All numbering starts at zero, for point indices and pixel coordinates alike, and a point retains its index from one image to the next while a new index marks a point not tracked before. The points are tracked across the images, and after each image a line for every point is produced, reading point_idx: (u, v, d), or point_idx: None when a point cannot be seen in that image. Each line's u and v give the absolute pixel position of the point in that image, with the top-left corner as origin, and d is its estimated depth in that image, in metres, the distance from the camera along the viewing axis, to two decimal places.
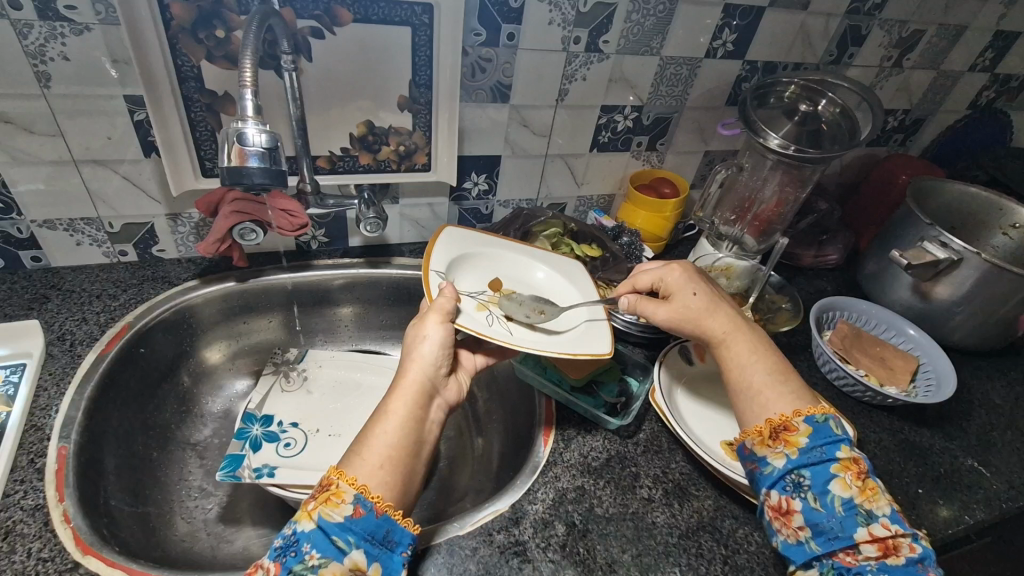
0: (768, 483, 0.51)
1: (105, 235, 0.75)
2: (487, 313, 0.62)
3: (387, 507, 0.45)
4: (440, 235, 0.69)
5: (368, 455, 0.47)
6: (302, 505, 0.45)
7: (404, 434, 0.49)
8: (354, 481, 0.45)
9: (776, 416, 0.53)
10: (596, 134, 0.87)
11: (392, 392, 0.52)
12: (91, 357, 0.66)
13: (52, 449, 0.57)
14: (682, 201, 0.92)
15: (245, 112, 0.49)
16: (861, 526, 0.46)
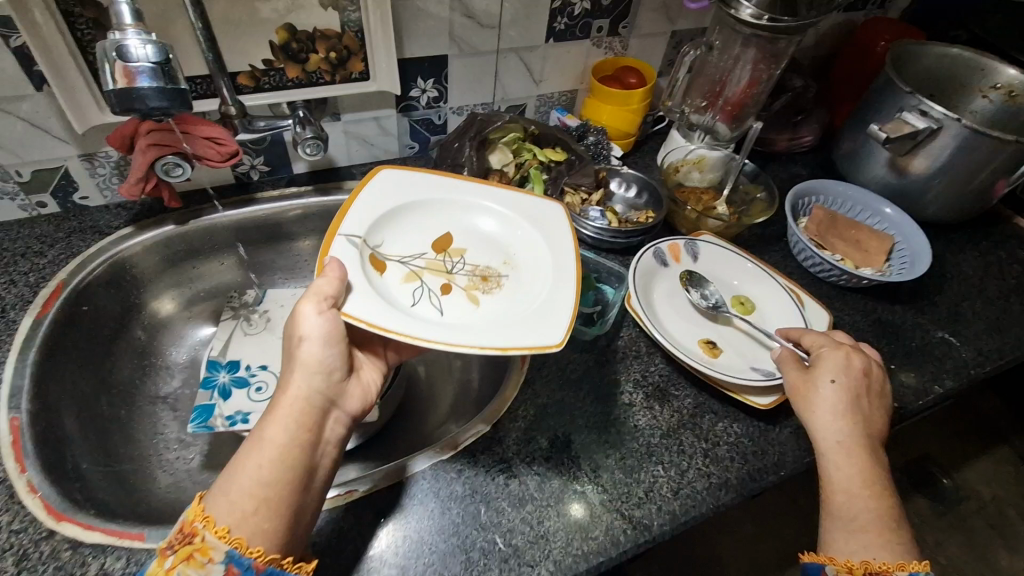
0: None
1: (14, 186, 0.67)
2: (414, 287, 0.58)
3: (268, 561, 0.41)
4: (368, 184, 0.60)
5: (238, 490, 0.42)
6: (159, 558, 0.40)
7: (283, 463, 0.44)
8: (220, 532, 0.40)
9: (877, 560, 0.47)
10: (551, 20, 0.78)
11: (270, 415, 0.46)
12: (27, 322, 0.61)
13: (3, 420, 0.54)
14: (649, 91, 0.85)
15: (122, 20, 0.44)
16: None
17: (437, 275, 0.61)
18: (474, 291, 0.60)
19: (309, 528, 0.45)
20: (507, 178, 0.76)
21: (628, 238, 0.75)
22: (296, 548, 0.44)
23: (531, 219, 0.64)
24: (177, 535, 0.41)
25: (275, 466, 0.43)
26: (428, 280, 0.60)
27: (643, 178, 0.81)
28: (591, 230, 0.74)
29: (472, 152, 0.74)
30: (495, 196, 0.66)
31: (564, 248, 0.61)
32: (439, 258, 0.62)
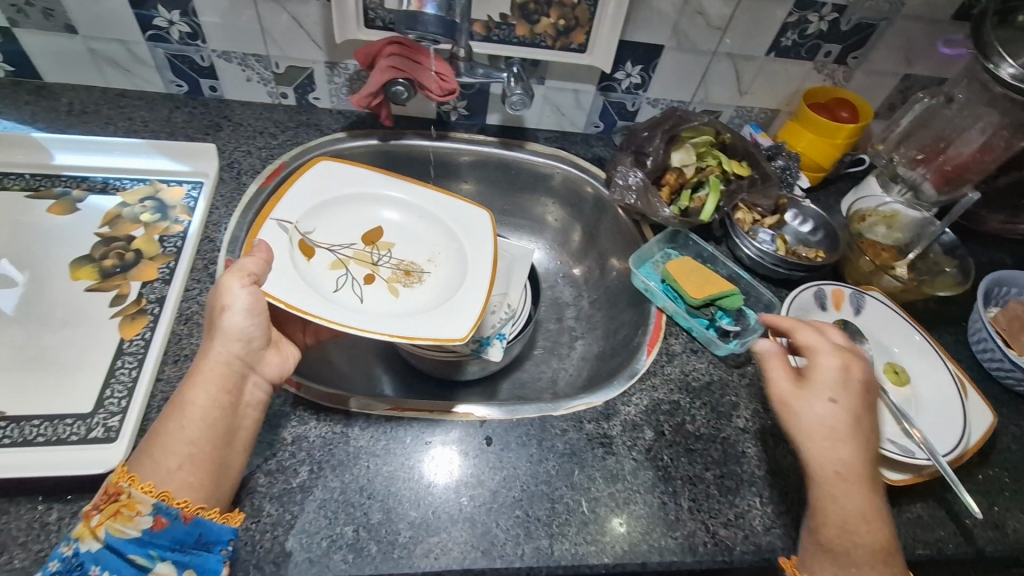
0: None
1: (271, 75, 0.79)
2: (339, 274, 0.66)
3: (197, 510, 0.42)
4: (304, 173, 0.68)
5: (162, 458, 0.43)
6: (84, 519, 0.41)
7: (211, 423, 0.44)
8: (150, 489, 0.41)
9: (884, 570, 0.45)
10: (779, 34, 0.76)
11: (192, 376, 0.46)
12: (253, 187, 0.73)
13: (221, 259, 0.65)
14: (860, 130, 0.80)
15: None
16: None
17: (363, 266, 0.69)
18: (395, 284, 0.68)
19: (236, 482, 0.47)
20: (682, 177, 0.76)
21: (791, 270, 0.72)
22: (223, 500, 0.45)
23: (438, 216, 0.73)
24: (102, 496, 0.42)
25: (207, 428, 0.44)
26: (352, 269, 0.67)
27: (823, 216, 0.78)
28: (754, 250, 0.72)
29: (661, 143, 0.75)
30: (434, 204, 0.74)
31: (484, 250, 0.70)
32: (367, 249, 0.70)
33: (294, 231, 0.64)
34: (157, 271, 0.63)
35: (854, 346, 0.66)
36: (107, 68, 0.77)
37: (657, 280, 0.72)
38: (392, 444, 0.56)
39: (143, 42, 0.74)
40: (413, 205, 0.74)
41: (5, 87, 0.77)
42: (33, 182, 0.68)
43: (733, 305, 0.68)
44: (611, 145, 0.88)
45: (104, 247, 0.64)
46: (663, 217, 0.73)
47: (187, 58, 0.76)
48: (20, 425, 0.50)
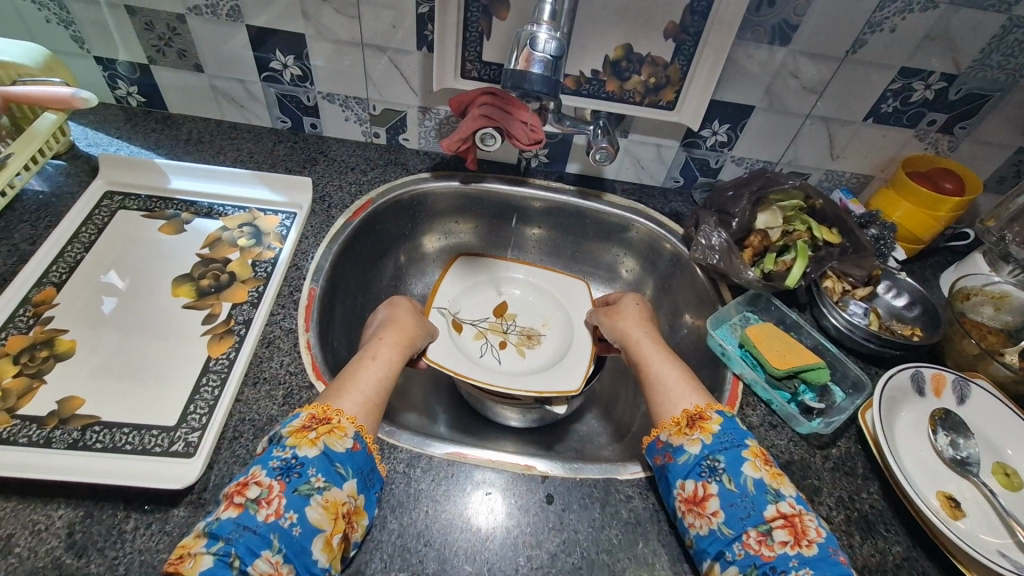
0: (682, 473, 0.53)
1: (367, 116, 0.84)
2: (482, 343, 0.79)
3: (379, 448, 0.49)
4: (450, 268, 0.83)
5: (349, 394, 0.52)
6: (300, 433, 0.46)
7: (389, 377, 0.56)
8: (353, 420, 0.49)
9: (692, 408, 0.57)
10: (880, 100, 0.73)
11: (375, 347, 0.59)
12: (341, 220, 0.76)
13: (306, 287, 0.68)
14: (967, 202, 0.75)
15: (543, 16, 0.50)
16: (771, 503, 0.49)
17: (497, 334, 0.81)
18: (522, 346, 0.79)
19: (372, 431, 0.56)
20: (767, 240, 0.73)
21: (884, 346, 0.67)
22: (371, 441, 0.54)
23: (552, 288, 0.85)
24: (309, 420, 0.47)
25: (382, 381, 0.55)
26: (490, 338, 0.80)
27: (921, 291, 0.73)
28: (842, 321, 0.68)
29: (747, 205, 0.73)
30: (550, 279, 0.86)
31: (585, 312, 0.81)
32: (498, 321, 0.83)
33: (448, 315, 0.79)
34: (247, 293, 0.66)
35: (958, 438, 0.60)
36: (224, 103, 0.85)
37: (735, 344, 0.69)
38: (453, 490, 0.55)
39: (258, 81, 0.81)
40: (533, 281, 0.86)
41: (136, 115, 0.86)
42: (149, 203, 0.75)
43: (818, 379, 0.64)
44: (691, 201, 0.87)
45: (203, 267, 0.68)
46: (745, 280, 0.70)
47: (295, 98, 0.82)
48: (112, 431, 0.53)
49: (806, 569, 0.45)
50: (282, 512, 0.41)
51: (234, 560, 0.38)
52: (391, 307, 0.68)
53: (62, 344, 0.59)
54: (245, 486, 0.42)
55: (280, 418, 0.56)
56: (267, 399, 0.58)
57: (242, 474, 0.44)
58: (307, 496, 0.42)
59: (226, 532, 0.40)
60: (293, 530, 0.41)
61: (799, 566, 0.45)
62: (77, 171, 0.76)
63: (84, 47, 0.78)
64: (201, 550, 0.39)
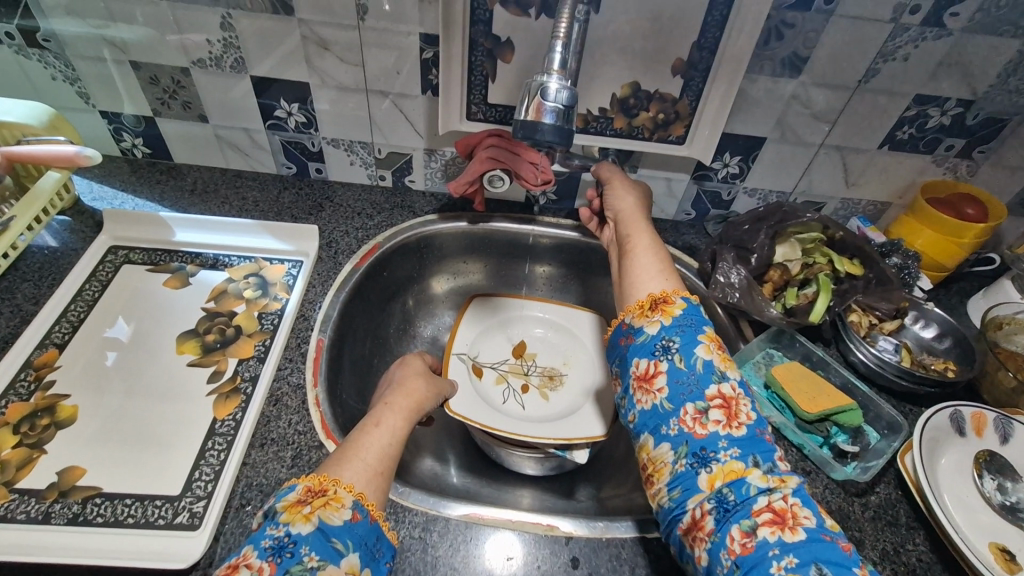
0: (639, 352, 0.52)
1: (372, 160, 0.83)
2: (504, 388, 0.76)
3: (379, 517, 0.46)
4: (466, 312, 0.81)
5: (350, 464, 0.48)
6: (295, 508, 0.43)
7: (394, 443, 0.53)
8: (350, 488, 0.46)
9: (658, 292, 0.55)
10: (895, 128, 0.72)
11: (379, 410, 0.56)
12: (348, 267, 0.75)
13: (313, 338, 0.66)
14: (991, 228, 0.73)
15: (552, 66, 0.48)
16: (715, 382, 0.48)
17: (518, 377, 0.78)
18: (544, 388, 0.77)
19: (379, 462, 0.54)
20: (788, 274, 0.71)
21: (918, 382, 0.64)
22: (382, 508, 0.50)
23: (570, 325, 0.83)
24: (304, 494, 0.44)
25: (388, 449, 0.52)
26: (512, 382, 0.77)
27: (951, 321, 0.70)
28: (870, 357, 0.66)
29: (766, 239, 0.71)
30: (567, 317, 0.83)
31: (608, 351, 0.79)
32: (518, 363, 0.80)
33: (467, 361, 0.77)
34: (253, 348, 0.64)
35: (1006, 482, 0.57)
36: (229, 152, 0.84)
37: (760, 385, 0.66)
38: (473, 555, 0.52)
39: (263, 129, 0.80)
40: (550, 318, 0.84)
41: (141, 166, 0.85)
42: (154, 256, 0.74)
43: (851, 421, 0.61)
44: (704, 234, 0.85)
45: (209, 321, 0.67)
46: (768, 317, 0.68)
47: (299, 144, 0.82)
48: (113, 503, 0.51)
49: (735, 449, 0.44)
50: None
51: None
52: (403, 368, 0.65)
53: (64, 410, 0.57)
54: (234, 569, 0.38)
55: (289, 482, 0.54)
56: (275, 462, 0.55)
57: (232, 557, 0.40)
58: None
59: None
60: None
61: (728, 447, 0.44)
62: (82, 226, 0.75)
63: (90, 102, 0.78)
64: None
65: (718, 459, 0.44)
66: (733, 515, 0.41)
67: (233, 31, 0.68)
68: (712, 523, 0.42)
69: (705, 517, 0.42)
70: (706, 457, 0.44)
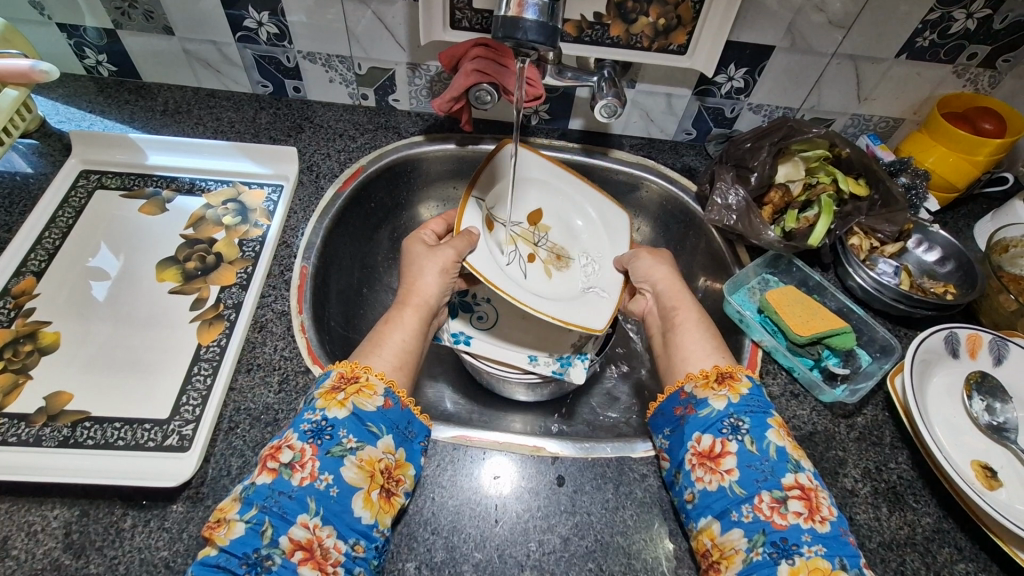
0: (700, 426, 0.50)
1: (353, 77, 0.78)
2: (512, 249, 0.69)
3: (409, 403, 0.51)
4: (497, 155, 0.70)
5: (376, 356, 0.53)
6: (330, 395, 0.48)
7: (414, 340, 0.57)
8: (380, 377, 0.50)
9: (725, 367, 0.54)
10: (915, 34, 0.66)
11: (401, 306, 0.60)
12: (331, 191, 0.72)
13: (296, 266, 0.64)
14: (1008, 144, 0.69)
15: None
16: (790, 472, 0.46)
17: (527, 244, 0.71)
18: (550, 264, 0.70)
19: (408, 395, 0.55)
20: (789, 196, 0.68)
21: (915, 307, 0.63)
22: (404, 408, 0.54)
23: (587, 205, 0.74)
24: (338, 380, 0.49)
25: (408, 345, 0.56)
26: (520, 246, 0.70)
27: (955, 244, 0.68)
28: (869, 281, 0.64)
29: (769, 156, 0.67)
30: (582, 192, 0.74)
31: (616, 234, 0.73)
32: (530, 230, 0.73)
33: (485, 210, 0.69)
34: (235, 275, 0.63)
35: (994, 403, 0.57)
36: (200, 69, 0.79)
37: (753, 310, 0.65)
38: (459, 475, 0.53)
39: (233, 43, 0.75)
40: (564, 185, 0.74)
41: (108, 86, 0.80)
42: (128, 181, 0.71)
43: (843, 344, 0.60)
44: (704, 155, 0.81)
45: (188, 248, 0.65)
46: (765, 240, 0.66)
47: (274, 60, 0.77)
48: (103, 426, 0.51)
49: (821, 545, 0.42)
50: (317, 474, 0.43)
51: (267, 528, 0.41)
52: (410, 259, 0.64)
53: (46, 336, 0.57)
54: (279, 451, 0.44)
55: (276, 406, 0.54)
56: (262, 386, 0.55)
57: (276, 439, 0.46)
58: (339, 457, 0.44)
59: (261, 498, 0.42)
60: (330, 491, 0.43)
61: (813, 541, 0.42)
62: (51, 150, 0.72)
63: (45, 14, 0.72)
64: (236, 516, 0.41)
65: (802, 553, 0.42)
66: None
67: None
68: None
69: None
70: (788, 548, 0.42)
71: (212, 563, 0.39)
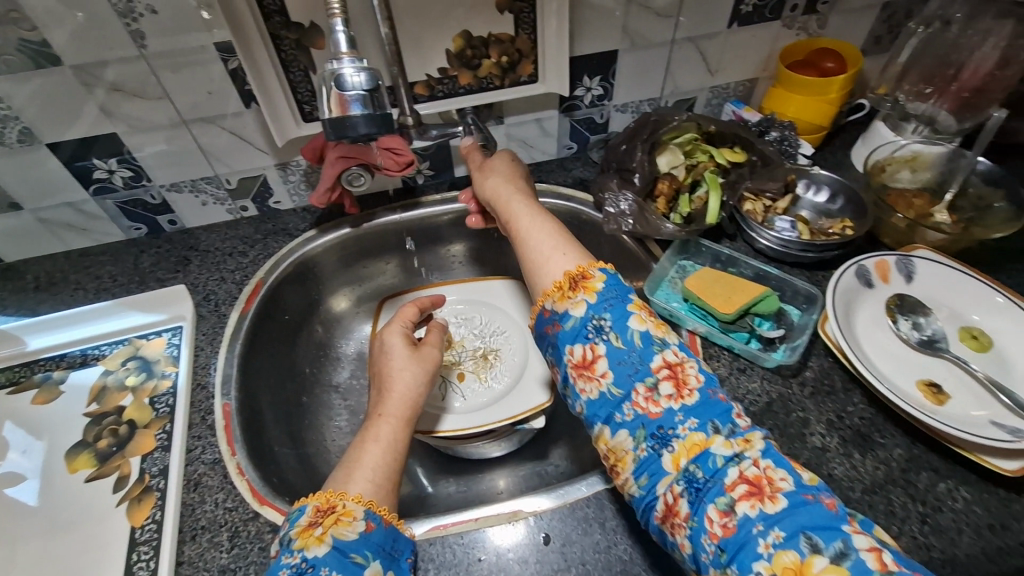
0: (569, 339, 0.49)
1: (225, 193, 0.76)
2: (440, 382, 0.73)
3: (393, 518, 0.46)
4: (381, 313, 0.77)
5: (356, 476, 0.47)
6: (307, 531, 0.42)
7: (394, 455, 0.49)
8: (358, 498, 0.45)
9: (573, 269, 0.51)
10: (737, 3, 0.69)
11: (375, 419, 0.52)
12: (235, 315, 0.69)
13: (218, 406, 0.61)
14: (852, 77, 0.73)
15: (339, 50, 0.43)
16: (657, 354, 0.46)
17: (451, 367, 0.74)
18: (480, 370, 0.74)
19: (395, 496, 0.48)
20: (677, 182, 0.69)
21: (822, 251, 0.65)
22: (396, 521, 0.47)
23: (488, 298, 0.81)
24: (314, 514, 0.44)
25: (392, 461, 0.49)
26: (446, 374, 0.74)
27: (839, 180, 0.70)
28: (773, 240, 0.66)
29: (644, 154, 0.70)
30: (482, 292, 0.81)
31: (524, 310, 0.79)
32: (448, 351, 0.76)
33: None
34: (154, 438, 0.59)
35: (919, 320, 0.59)
36: (64, 233, 0.75)
37: (679, 301, 0.65)
38: (443, 571, 0.50)
39: (89, 198, 0.71)
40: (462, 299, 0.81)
41: None
42: (14, 375, 0.65)
43: (769, 308, 0.61)
44: (591, 163, 0.83)
45: (97, 426, 0.60)
46: (666, 233, 0.66)
47: (137, 201, 0.73)
48: None
49: (692, 420, 0.42)
50: None
51: None
52: (383, 358, 0.58)
53: None
54: None
55: (232, 567, 0.50)
56: (212, 549, 0.51)
57: None
58: None
59: None
60: None
61: (686, 419, 0.42)
62: None
63: None
64: None
65: (678, 436, 0.42)
66: (706, 493, 0.39)
67: (3, 103, 0.59)
68: (687, 507, 0.39)
69: (678, 501, 0.40)
70: (666, 436, 0.42)
71: None
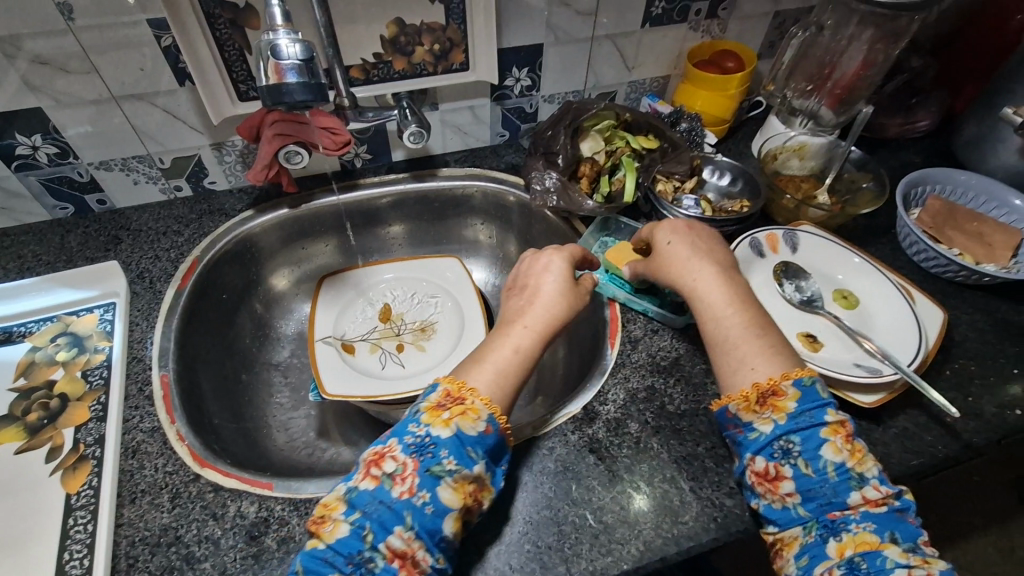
0: (751, 450, 0.48)
1: (158, 172, 0.76)
2: (379, 354, 0.76)
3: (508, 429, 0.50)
4: (321, 290, 0.79)
5: (480, 369, 0.52)
6: (435, 411, 0.48)
7: (520, 358, 0.53)
8: (485, 400, 0.49)
9: (763, 380, 0.49)
10: (648, 5, 0.77)
11: (500, 329, 0.56)
12: (170, 292, 0.69)
13: (155, 377, 0.62)
14: (749, 75, 0.83)
15: (274, 21, 0.47)
16: (855, 490, 0.44)
17: (391, 340, 0.78)
18: (418, 342, 0.77)
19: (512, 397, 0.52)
20: (597, 165, 0.76)
21: (722, 227, 0.73)
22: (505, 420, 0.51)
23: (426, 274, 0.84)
24: (444, 397, 0.49)
25: (517, 362, 0.53)
26: (385, 346, 0.77)
27: (738, 165, 0.80)
28: (682, 218, 0.73)
29: (567, 139, 0.76)
30: (420, 268, 0.84)
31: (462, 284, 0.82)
32: (388, 325, 0.79)
33: (336, 342, 0.75)
34: (88, 410, 0.59)
35: (800, 283, 0.68)
36: None
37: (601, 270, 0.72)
38: None
39: (11, 175, 0.69)
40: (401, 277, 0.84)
41: None
42: None
43: None
44: (521, 149, 0.89)
45: (25, 401, 0.60)
46: (586, 210, 0.74)
47: (63, 179, 0.72)
48: None
49: (869, 521, 0.42)
50: (416, 489, 0.44)
51: (369, 533, 0.42)
52: (542, 274, 0.61)
53: None
54: (382, 458, 0.45)
55: (174, 525, 0.51)
56: (153, 510, 0.52)
57: (378, 444, 0.47)
58: (438, 476, 0.44)
59: (363, 503, 0.43)
60: (426, 507, 0.43)
61: (860, 518, 0.43)
62: None
63: None
64: (340, 516, 0.43)
65: (848, 529, 0.42)
66: None
67: None
68: None
69: None
70: (836, 526, 0.43)
71: (319, 556, 0.41)
